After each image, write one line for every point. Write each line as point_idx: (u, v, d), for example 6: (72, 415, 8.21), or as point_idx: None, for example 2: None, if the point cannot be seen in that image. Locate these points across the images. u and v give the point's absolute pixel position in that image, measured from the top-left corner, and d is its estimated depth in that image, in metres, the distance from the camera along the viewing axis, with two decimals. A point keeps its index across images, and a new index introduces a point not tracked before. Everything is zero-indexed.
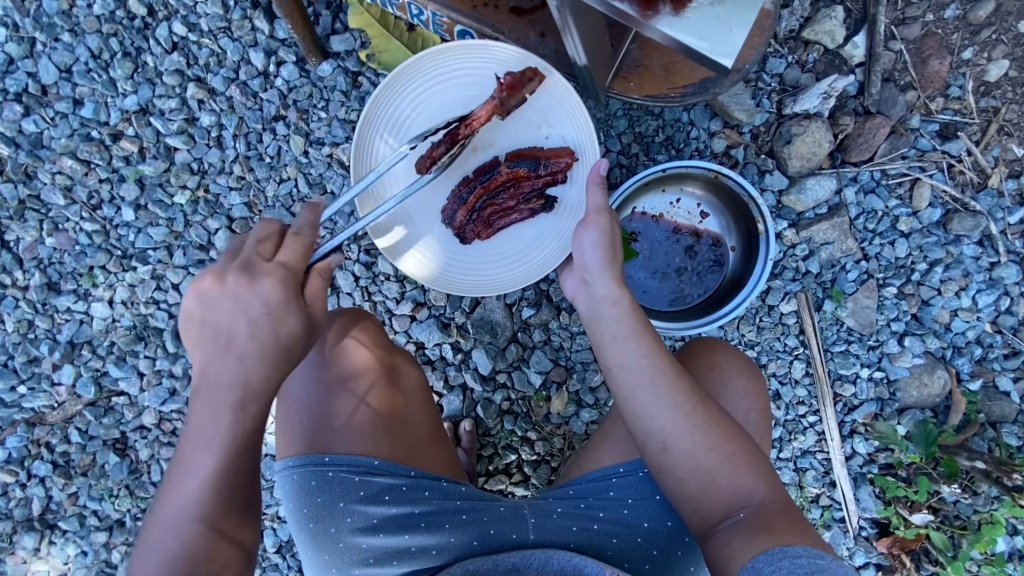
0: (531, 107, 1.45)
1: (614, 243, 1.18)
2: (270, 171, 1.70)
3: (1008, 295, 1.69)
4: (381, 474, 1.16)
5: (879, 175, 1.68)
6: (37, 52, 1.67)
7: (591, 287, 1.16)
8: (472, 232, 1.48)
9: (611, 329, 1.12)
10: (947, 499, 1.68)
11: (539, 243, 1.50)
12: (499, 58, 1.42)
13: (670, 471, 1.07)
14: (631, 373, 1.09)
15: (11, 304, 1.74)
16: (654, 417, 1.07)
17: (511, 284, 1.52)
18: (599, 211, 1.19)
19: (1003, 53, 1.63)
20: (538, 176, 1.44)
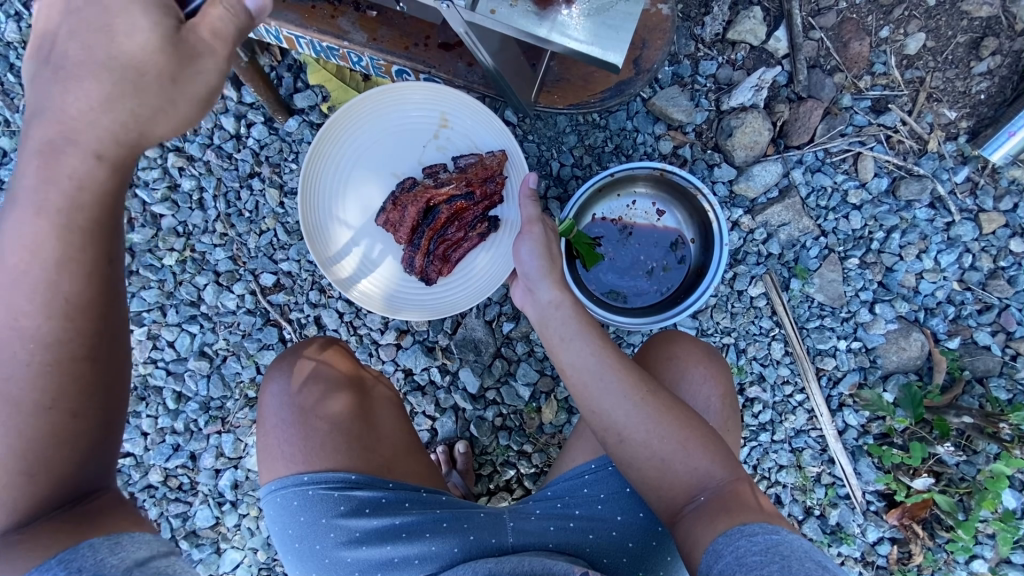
0: (456, 137, 1.60)
1: (551, 250, 1.34)
2: (250, 225, 1.83)
3: (970, 252, 1.73)
4: (361, 487, 1.22)
5: (822, 154, 1.76)
6: None
7: (537, 292, 1.31)
8: (434, 271, 1.58)
9: (560, 331, 1.26)
10: (946, 461, 1.68)
11: (491, 261, 1.61)
12: (415, 100, 1.56)
13: (628, 461, 1.15)
14: (582, 370, 1.21)
15: None
16: (606, 410, 1.17)
17: (470, 300, 1.62)
18: (532, 222, 1.37)
19: (918, 26, 1.71)
20: (476, 204, 1.54)
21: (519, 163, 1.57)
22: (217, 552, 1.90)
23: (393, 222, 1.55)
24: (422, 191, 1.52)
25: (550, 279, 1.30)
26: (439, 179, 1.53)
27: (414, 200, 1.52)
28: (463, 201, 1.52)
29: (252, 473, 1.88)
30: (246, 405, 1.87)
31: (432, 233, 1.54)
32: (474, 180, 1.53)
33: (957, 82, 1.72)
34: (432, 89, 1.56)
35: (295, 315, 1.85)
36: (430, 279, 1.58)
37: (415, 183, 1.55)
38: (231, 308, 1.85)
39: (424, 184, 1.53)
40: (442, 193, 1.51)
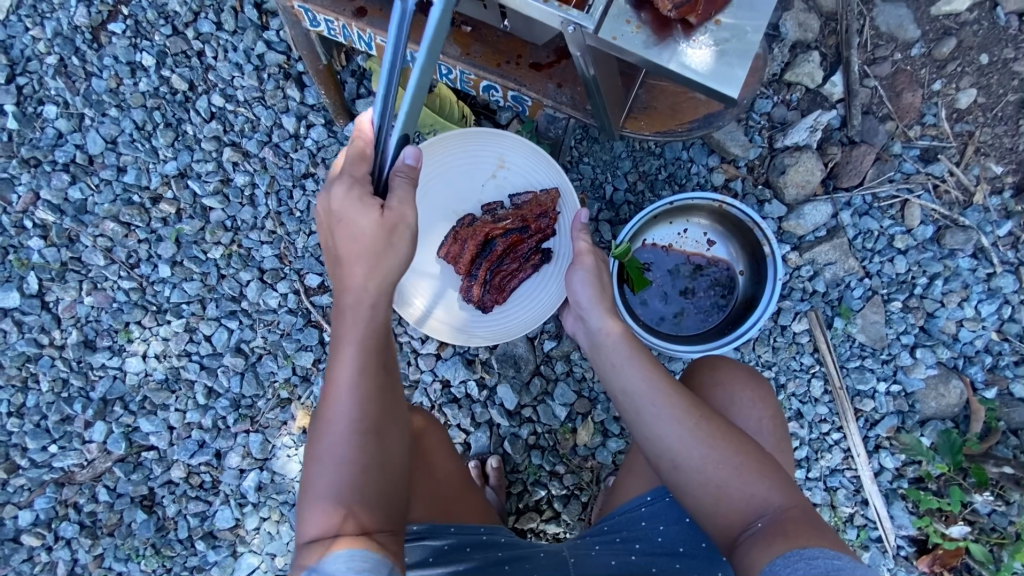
0: (511, 172, 1.60)
1: (603, 280, 1.28)
2: (300, 225, 1.83)
3: (1009, 304, 1.76)
4: (428, 536, 1.19)
5: (871, 199, 1.79)
6: (84, 126, 1.80)
7: (588, 320, 1.25)
8: (490, 300, 1.58)
9: (611, 357, 1.18)
10: (981, 511, 1.68)
11: (544, 294, 1.60)
12: (472, 140, 1.57)
13: (684, 489, 1.06)
14: (634, 397, 1.12)
15: (48, 363, 1.82)
16: (659, 437, 1.07)
17: (523, 328, 1.60)
18: (584, 253, 1.30)
19: (969, 82, 1.77)
20: (531, 237, 1.55)
21: (572, 198, 1.56)
22: (233, 557, 1.85)
23: (451, 256, 1.55)
24: (479, 226, 1.52)
25: (601, 304, 1.24)
26: (496, 215, 1.55)
27: (472, 235, 1.53)
28: (519, 234, 1.53)
29: (277, 476, 1.85)
30: (278, 406, 1.84)
31: (489, 265, 1.54)
32: (529, 216, 1.53)
33: (1004, 139, 1.78)
34: (486, 133, 1.57)
35: None
36: (486, 308, 1.58)
37: (472, 218, 1.56)
38: (272, 306, 1.84)
39: (482, 219, 1.53)
40: (499, 228, 1.52)
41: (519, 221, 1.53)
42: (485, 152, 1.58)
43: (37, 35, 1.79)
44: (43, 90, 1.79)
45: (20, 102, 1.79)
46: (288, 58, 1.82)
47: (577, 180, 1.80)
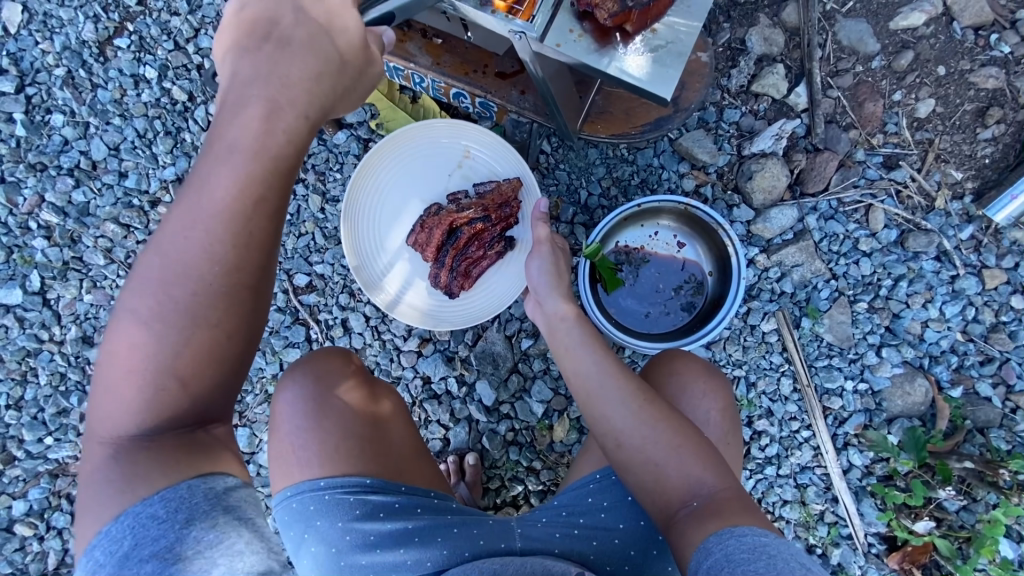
0: (476, 164, 1.70)
1: (560, 269, 1.34)
2: (290, 227, 1.92)
3: (973, 305, 1.82)
4: (375, 492, 1.22)
5: (836, 204, 1.87)
6: (89, 134, 1.91)
7: (546, 305, 1.31)
8: (457, 286, 1.65)
9: (566, 341, 1.24)
10: (947, 507, 1.72)
11: (508, 279, 1.68)
12: (439, 134, 1.69)
13: (626, 466, 1.11)
14: (584, 378, 1.18)
15: (47, 357, 1.90)
16: (605, 415, 1.14)
17: (488, 312, 1.68)
18: (541, 242, 1.36)
19: (928, 93, 1.85)
20: (494, 225, 1.62)
21: (533, 188, 1.65)
22: None
23: (419, 243, 1.63)
24: (444, 216, 1.59)
25: (558, 291, 1.30)
26: (460, 205, 1.61)
27: (438, 223, 1.60)
28: (481, 224, 1.60)
29: (263, 469, 1.91)
30: (266, 401, 1.91)
31: (455, 252, 1.61)
32: (491, 205, 1.60)
33: (963, 146, 1.85)
34: (453, 126, 1.68)
35: (323, 316, 1.91)
36: (453, 294, 1.66)
37: (439, 208, 1.64)
38: None
39: (447, 209, 1.60)
40: (463, 217, 1.58)
41: (481, 210, 1.60)
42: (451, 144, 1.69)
43: (47, 49, 1.91)
44: (51, 100, 1.91)
45: (29, 111, 1.90)
46: None
47: (553, 185, 1.89)
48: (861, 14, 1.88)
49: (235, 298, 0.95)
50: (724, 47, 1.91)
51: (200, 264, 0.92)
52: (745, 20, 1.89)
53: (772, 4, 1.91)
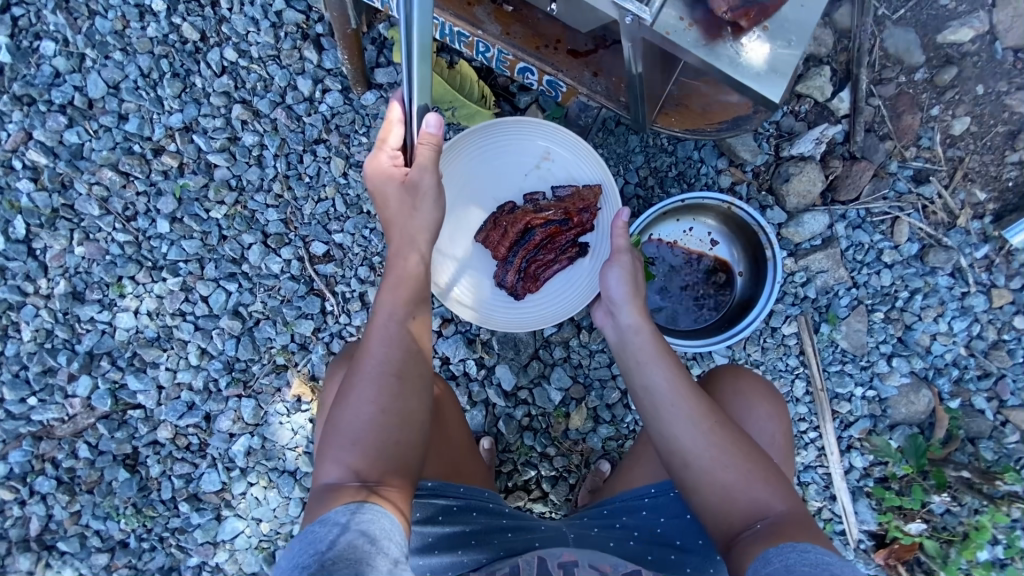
0: (556, 165, 1.64)
1: (637, 279, 1.26)
2: (308, 191, 1.80)
3: (978, 322, 1.89)
4: (438, 495, 1.28)
5: (865, 213, 1.88)
6: (85, 67, 1.71)
7: (617, 315, 1.24)
8: (522, 288, 1.61)
9: (635, 356, 1.19)
10: (936, 510, 1.82)
11: (575, 285, 1.64)
12: (524, 130, 1.62)
13: (691, 486, 1.11)
14: (656, 397, 1.14)
15: (32, 312, 1.75)
16: (673, 434, 1.12)
17: (551, 317, 1.63)
18: (621, 250, 1.26)
19: (965, 110, 1.87)
20: (570, 229, 1.59)
21: (614, 197, 1.61)
22: (216, 521, 1.83)
23: (490, 240, 1.59)
24: (521, 214, 1.56)
25: (631, 304, 1.23)
26: (538, 205, 1.58)
27: (513, 222, 1.56)
28: (558, 226, 1.58)
29: (267, 442, 1.83)
30: (273, 371, 1.82)
31: (526, 252, 1.58)
32: (571, 209, 1.57)
33: (990, 167, 1.89)
34: (540, 125, 1.62)
35: (341, 288, 1.81)
36: (517, 295, 1.61)
37: (515, 207, 1.60)
38: (273, 272, 1.80)
39: (524, 208, 1.57)
40: (541, 217, 1.56)
41: (561, 214, 1.57)
42: (535, 139, 1.63)
43: None
44: (41, 25, 1.70)
45: (15, 34, 1.69)
46: (307, 18, 1.77)
47: None
48: (910, 22, 1.86)
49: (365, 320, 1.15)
50: None
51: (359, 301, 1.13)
52: None
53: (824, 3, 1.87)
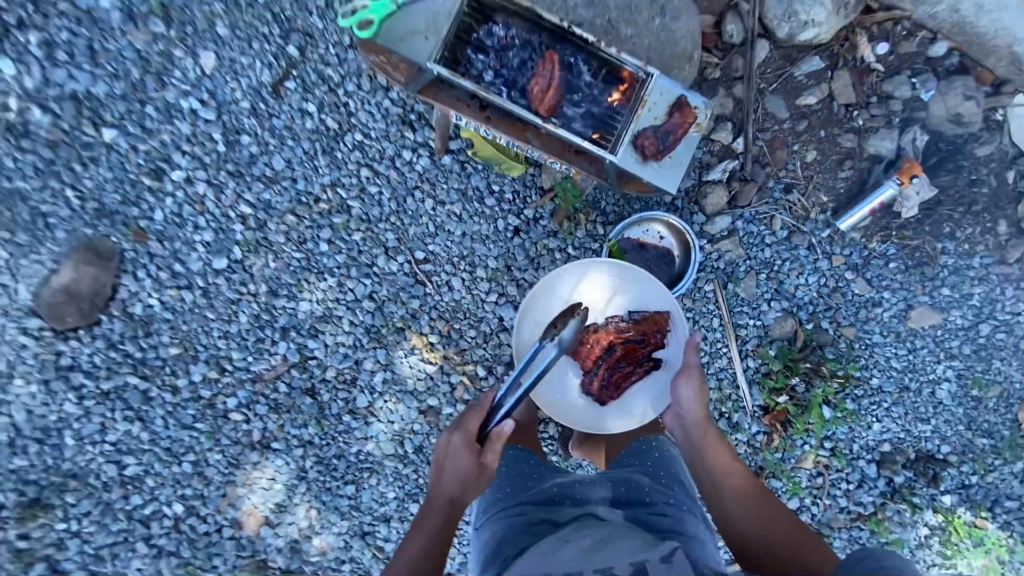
0: (635, 295, 2.67)
1: (700, 392, 2.41)
2: (411, 219, 2.89)
3: (824, 276, 3.10)
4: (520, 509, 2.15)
5: (755, 213, 3.05)
6: (271, 151, 2.76)
7: (684, 412, 2.41)
8: (608, 387, 2.59)
9: (700, 444, 2.34)
10: (796, 388, 3.08)
11: (647, 387, 2.64)
12: (610, 268, 2.65)
13: (739, 508, 2.16)
14: (713, 466, 2.28)
15: (247, 304, 2.84)
16: (722, 478, 2.24)
17: (627, 401, 2.64)
18: (688, 369, 2.43)
19: (813, 146, 3.02)
20: (646, 347, 2.59)
21: (683, 327, 2.62)
22: (367, 425, 2.98)
23: (591, 354, 2.59)
24: (607, 334, 2.59)
25: (696, 403, 2.39)
26: (623, 328, 2.60)
27: (605, 340, 2.58)
28: (636, 345, 2.58)
29: (395, 375, 2.97)
30: (396, 332, 2.94)
31: (612, 365, 2.58)
32: (647, 333, 2.59)
33: (831, 180, 3.05)
34: (626, 270, 2.65)
35: (436, 278, 2.94)
36: (603, 392, 2.60)
37: (601, 327, 2.61)
38: (393, 270, 2.91)
39: (610, 330, 2.59)
40: (625, 339, 2.57)
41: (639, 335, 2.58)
42: (615, 274, 2.66)
43: (236, 87, 2.71)
44: (242, 125, 2.73)
45: (226, 133, 2.73)
46: (404, 110, 2.81)
47: (585, 197, 2.94)
48: (780, 92, 2.98)
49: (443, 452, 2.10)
50: None
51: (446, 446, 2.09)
52: (709, 91, 2.97)
53: (726, 82, 2.97)
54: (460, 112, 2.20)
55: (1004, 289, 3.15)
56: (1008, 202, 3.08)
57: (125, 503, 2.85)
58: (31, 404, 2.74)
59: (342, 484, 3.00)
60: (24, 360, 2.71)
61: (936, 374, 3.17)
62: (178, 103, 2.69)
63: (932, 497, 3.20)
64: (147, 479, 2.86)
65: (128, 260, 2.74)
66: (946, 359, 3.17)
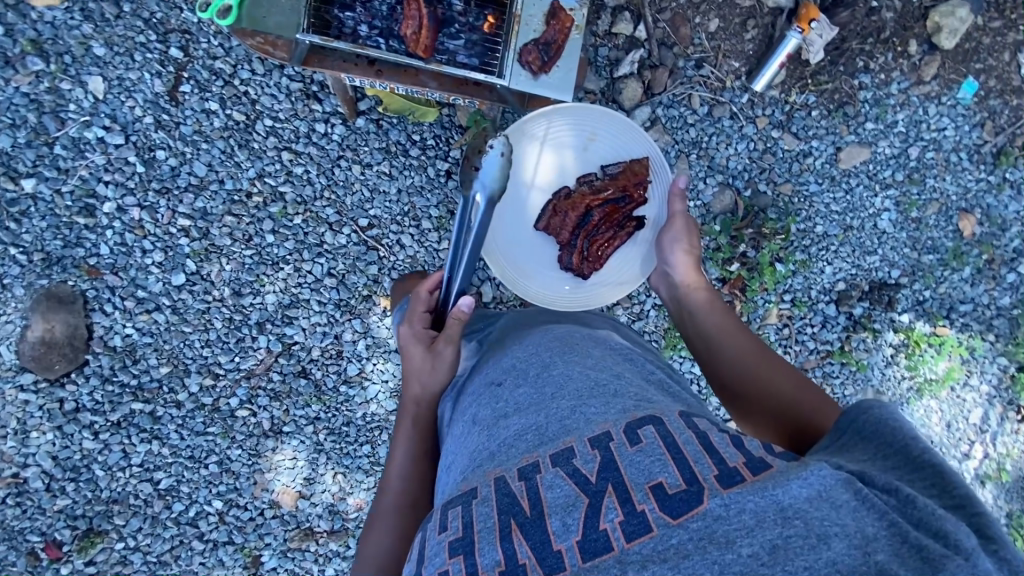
0: (599, 147, 2.57)
1: (686, 235, 2.34)
2: (345, 189, 2.95)
3: (753, 141, 3.18)
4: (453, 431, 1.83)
5: (673, 97, 3.09)
6: (189, 159, 2.79)
7: (671, 264, 2.34)
8: (587, 260, 2.54)
9: (693, 296, 2.23)
10: (746, 254, 3.25)
11: (631, 248, 2.59)
12: (563, 117, 2.51)
13: (740, 357, 1.99)
14: (706, 318, 2.15)
15: (217, 310, 2.95)
16: (716, 327, 2.11)
17: (617, 266, 2.60)
18: (675, 213, 2.34)
19: (713, 14, 3.03)
20: (626, 207, 2.50)
21: (664, 177, 2.55)
22: (365, 389, 3.14)
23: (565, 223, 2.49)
24: (583, 198, 2.49)
25: (686, 261, 2.30)
26: (596, 188, 2.50)
27: (576, 204, 2.48)
28: (615, 204, 2.49)
29: (376, 339, 3.11)
30: (364, 299, 3.06)
31: (589, 233, 2.50)
32: (626, 188, 2.48)
33: (738, 44, 3.08)
34: (584, 116, 2.51)
35: (385, 239, 3.02)
36: (584, 265, 2.54)
37: (569, 194, 2.49)
38: (343, 243, 2.99)
39: (584, 194, 2.49)
40: (597, 199, 2.48)
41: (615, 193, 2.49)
42: (573, 126, 2.51)
43: (133, 104, 2.71)
44: (153, 141, 2.75)
45: (141, 152, 2.75)
46: (305, 83, 2.81)
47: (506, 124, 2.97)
48: None
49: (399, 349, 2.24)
50: (590, 6, 2.96)
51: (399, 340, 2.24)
52: None
53: None
54: (349, 71, 2.21)
55: (926, 108, 3.24)
56: (914, 21, 3.12)
57: (169, 512, 3.10)
58: (53, 450, 2.94)
59: (358, 446, 3.18)
60: (32, 414, 2.88)
61: (876, 207, 3.32)
62: (83, 136, 2.70)
63: (891, 319, 3.44)
64: (182, 487, 3.09)
65: (92, 299, 2.84)
66: (882, 190, 3.31)
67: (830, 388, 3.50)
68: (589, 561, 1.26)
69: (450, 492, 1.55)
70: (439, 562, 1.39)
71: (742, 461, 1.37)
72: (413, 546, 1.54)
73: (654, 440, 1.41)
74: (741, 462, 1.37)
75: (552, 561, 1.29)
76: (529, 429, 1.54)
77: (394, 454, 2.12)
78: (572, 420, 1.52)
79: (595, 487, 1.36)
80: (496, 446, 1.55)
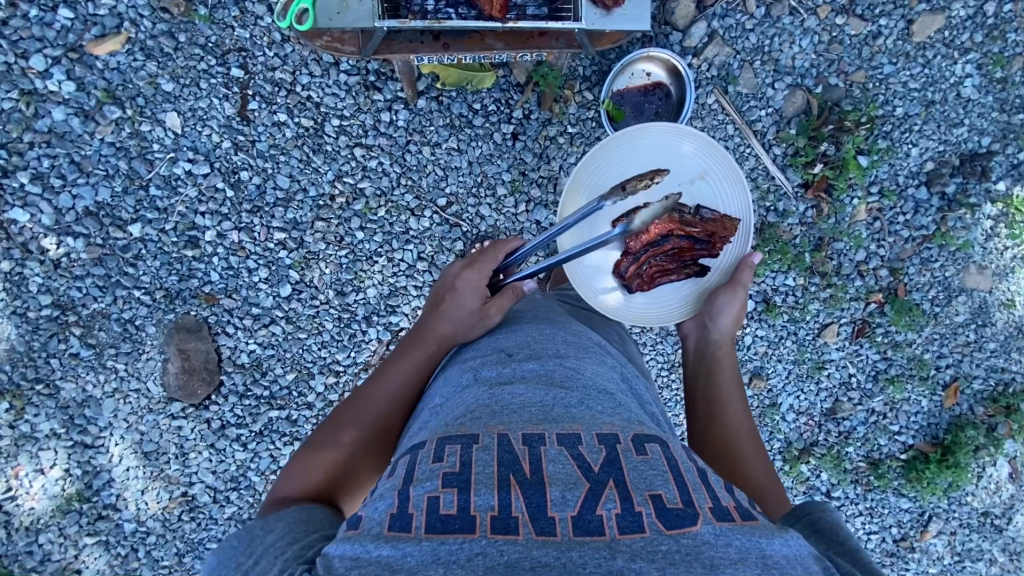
0: (708, 166, 2.25)
1: (737, 309, 2.20)
2: (420, 172, 2.98)
3: (816, 34, 3.06)
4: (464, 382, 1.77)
5: (726, 6, 3.00)
6: (271, 174, 2.89)
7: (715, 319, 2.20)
8: (637, 281, 2.28)
9: (726, 363, 2.20)
10: (828, 152, 3.15)
11: (657, 294, 2.33)
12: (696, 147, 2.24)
13: (727, 436, 2.01)
14: (732, 389, 2.13)
15: (326, 312, 3.07)
16: (729, 402, 2.10)
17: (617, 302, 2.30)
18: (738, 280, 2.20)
19: None
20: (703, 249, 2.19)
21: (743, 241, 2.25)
22: None
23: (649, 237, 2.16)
24: (673, 221, 2.13)
25: (730, 320, 2.21)
26: (693, 219, 2.15)
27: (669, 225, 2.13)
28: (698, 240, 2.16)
29: None
30: None
31: (656, 255, 2.20)
32: (715, 232, 2.15)
33: None
34: (713, 154, 2.24)
35: (466, 214, 3.04)
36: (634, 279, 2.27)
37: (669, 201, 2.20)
38: (427, 225, 3.03)
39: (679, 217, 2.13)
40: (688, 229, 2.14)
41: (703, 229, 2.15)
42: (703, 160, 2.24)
43: (211, 133, 2.82)
44: (236, 164, 2.86)
45: (227, 177, 2.87)
46: (364, 76, 2.84)
47: (564, 72, 2.94)
48: None
49: (445, 288, 2.16)
50: None
51: (447, 283, 2.17)
52: None
53: None
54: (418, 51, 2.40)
55: None
56: None
57: None
58: (212, 466, 3.15)
59: None
60: (186, 438, 3.11)
61: (957, 75, 3.15)
62: (172, 172, 2.83)
63: (987, 191, 3.27)
64: None
65: (215, 324, 3.02)
66: (962, 56, 3.13)
67: (930, 273, 3.34)
68: (578, 536, 1.21)
69: (445, 430, 1.53)
70: (428, 487, 1.34)
71: (733, 504, 1.38)
72: (397, 466, 1.49)
73: (659, 457, 1.43)
74: (732, 504, 1.38)
75: (544, 523, 1.23)
76: (537, 403, 1.57)
77: (388, 376, 1.99)
78: (578, 410, 1.56)
79: (596, 476, 1.34)
80: (501, 405, 1.58)
